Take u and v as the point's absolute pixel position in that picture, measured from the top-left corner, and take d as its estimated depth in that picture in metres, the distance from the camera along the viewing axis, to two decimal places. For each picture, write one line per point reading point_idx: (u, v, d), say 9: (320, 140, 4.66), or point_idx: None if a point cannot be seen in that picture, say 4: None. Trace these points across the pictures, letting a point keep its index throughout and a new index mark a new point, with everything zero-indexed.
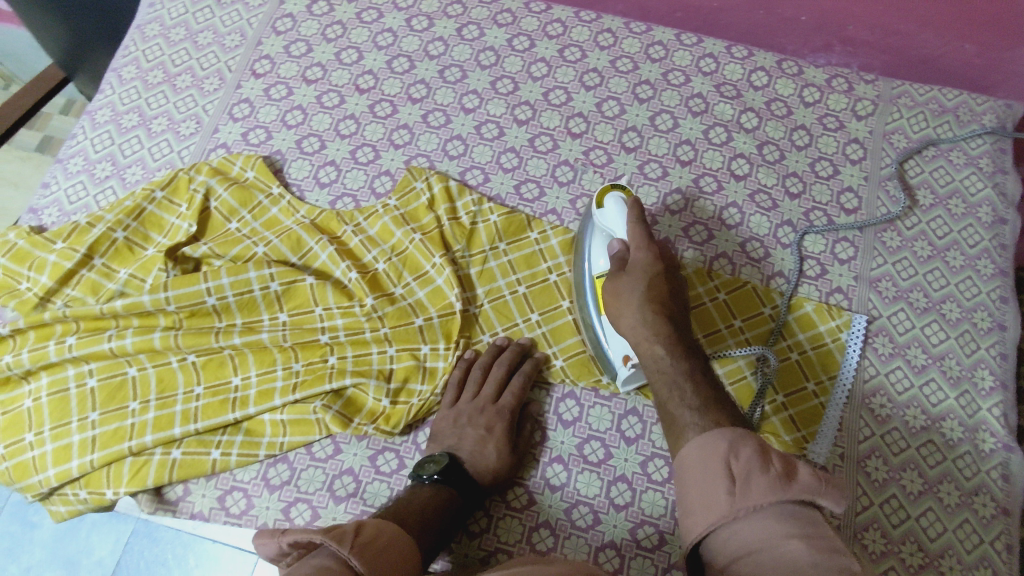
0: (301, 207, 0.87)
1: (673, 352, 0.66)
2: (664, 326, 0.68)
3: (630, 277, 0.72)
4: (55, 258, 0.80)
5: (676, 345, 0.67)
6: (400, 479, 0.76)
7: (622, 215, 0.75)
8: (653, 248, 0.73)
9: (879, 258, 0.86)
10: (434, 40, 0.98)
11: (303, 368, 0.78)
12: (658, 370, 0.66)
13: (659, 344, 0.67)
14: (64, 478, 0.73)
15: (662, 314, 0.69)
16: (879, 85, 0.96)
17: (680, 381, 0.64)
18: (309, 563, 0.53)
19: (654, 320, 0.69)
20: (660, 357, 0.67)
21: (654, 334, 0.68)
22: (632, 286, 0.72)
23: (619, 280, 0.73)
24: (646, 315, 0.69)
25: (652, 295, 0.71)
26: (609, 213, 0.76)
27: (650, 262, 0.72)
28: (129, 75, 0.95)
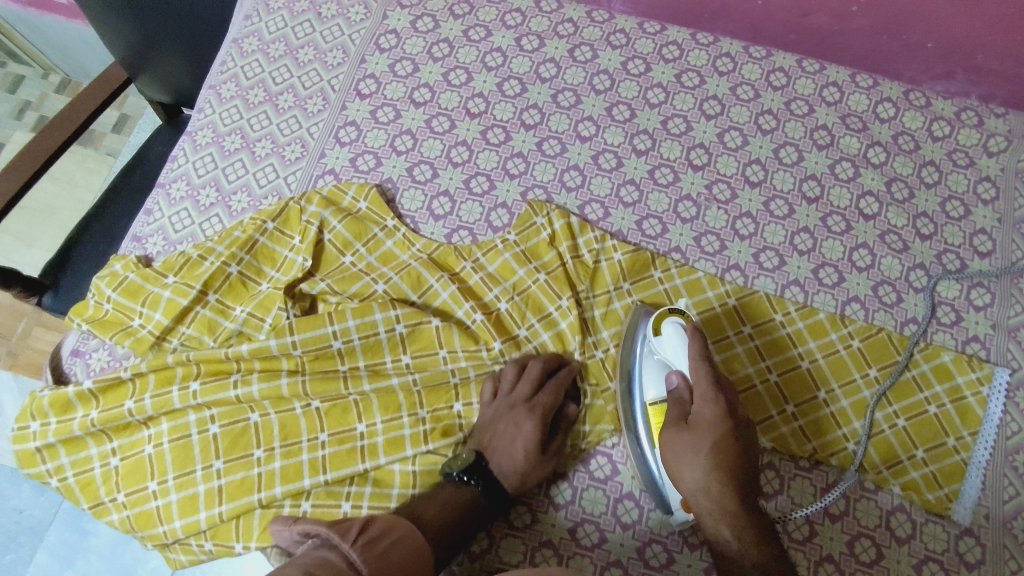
0: (417, 241, 0.84)
1: (740, 531, 0.62)
2: (731, 496, 0.63)
3: (693, 432, 0.67)
4: (169, 294, 0.77)
5: (742, 516, 0.63)
6: (534, 534, 0.74)
7: (683, 350, 0.70)
8: (720, 400, 0.67)
9: (1018, 306, 0.83)
10: (546, 61, 0.94)
11: (429, 415, 0.75)
12: (724, 554, 0.63)
13: (726, 524, 0.63)
14: (191, 530, 0.71)
15: (732, 481, 0.64)
16: (1010, 119, 0.93)
17: (748, 574, 0.61)
18: (313, 556, 0.55)
19: (720, 489, 0.64)
20: (727, 539, 0.63)
21: (720, 508, 0.64)
22: (696, 444, 0.66)
23: (681, 435, 0.67)
24: (711, 482, 0.64)
25: (718, 459, 0.64)
26: (669, 344, 0.71)
27: (718, 416, 0.66)
28: (229, 93, 0.92)
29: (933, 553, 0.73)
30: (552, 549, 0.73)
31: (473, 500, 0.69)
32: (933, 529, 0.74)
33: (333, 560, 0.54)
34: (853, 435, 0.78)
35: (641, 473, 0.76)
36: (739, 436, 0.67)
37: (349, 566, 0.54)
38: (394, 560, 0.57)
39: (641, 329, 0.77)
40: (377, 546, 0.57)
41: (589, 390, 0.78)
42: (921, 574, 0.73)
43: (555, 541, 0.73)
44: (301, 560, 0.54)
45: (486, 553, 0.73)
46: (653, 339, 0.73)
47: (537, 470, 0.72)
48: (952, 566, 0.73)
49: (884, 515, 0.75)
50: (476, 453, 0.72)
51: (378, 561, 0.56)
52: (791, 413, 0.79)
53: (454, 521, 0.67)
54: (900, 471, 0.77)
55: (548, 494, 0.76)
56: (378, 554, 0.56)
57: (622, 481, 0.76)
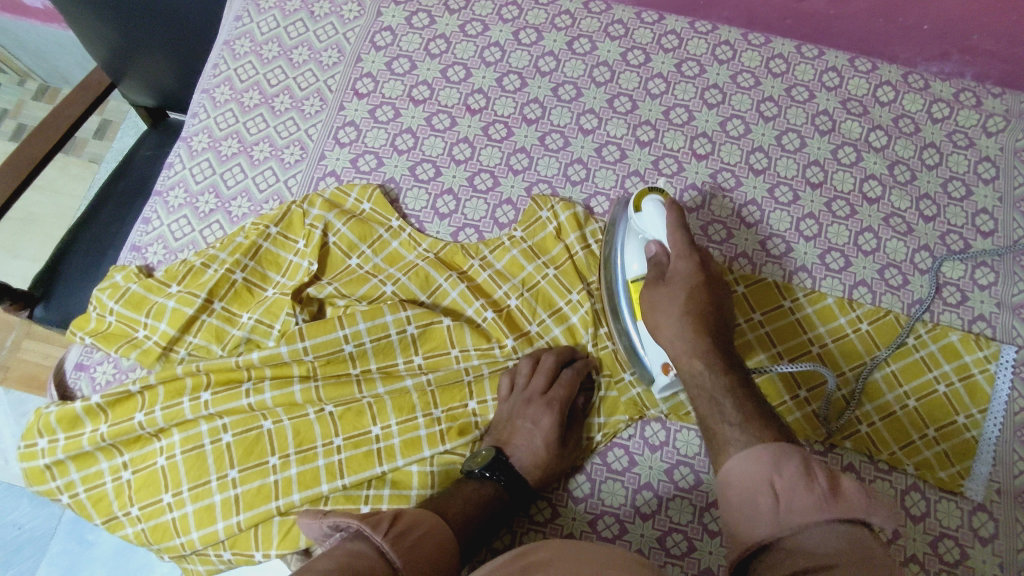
0: (423, 241, 0.83)
1: (712, 368, 0.64)
2: (704, 340, 0.66)
3: (669, 287, 0.69)
4: (175, 303, 0.76)
5: (715, 356, 0.65)
6: (555, 528, 0.74)
7: (661, 221, 0.72)
8: (694, 257, 0.70)
9: (1021, 284, 0.84)
10: (544, 54, 0.93)
11: (444, 415, 0.75)
12: (694, 385, 0.65)
13: (699, 358, 0.65)
14: (209, 541, 0.70)
15: (704, 325, 0.66)
16: (1007, 98, 0.94)
17: (716, 397, 0.62)
18: (345, 549, 0.54)
19: (694, 334, 0.66)
20: (698, 373, 0.64)
21: (693, 347, 0.66)
22: (672, 296, 0.69)
23: (657, 291, 0.70)
24: (685, 328, 0.66)
25: (692, 306, 0.67)
26: (648, 219, 0.72)
27: (693, 271, 0.69)
28: (222, 96, 0.90)
29: (948, 530, 0.74)
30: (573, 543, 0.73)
31: (492, 497, 0.69)
32: (946, 506, 0.75)
33: (366, 554, 0.53)
34: (865, 417, 0.79)
35: (658, 463, 0.76)
36: (713, 291, 0.69)
37: (381, 558, 0.54)
38: (423, 553, 0.57)
39: (622, 216, 0.78)
40: (407, 540, 0.57)
41: (603, 384, 0.78)
42: (937, 550, 0.73)
43: (577, 534, 0.73)
44: (335, 553, 0.53)
45: (508, 550, 0.73)
46: (631, 215, 0.75)
47: (558, 463, 0.73)
48: (966, 542, 0.74)
49: (898, 494, 0.76)
50: (496, 448, 0.72)
51: (410, 554, 0.56)
52: (803, 398, 0.79)
53: (479, 515, 0.67)
54: (913, 450, 0.77)
55: (567, 487, 0.76)
56: (408, 546, 0.56)
57: (640, 472, 0.76)
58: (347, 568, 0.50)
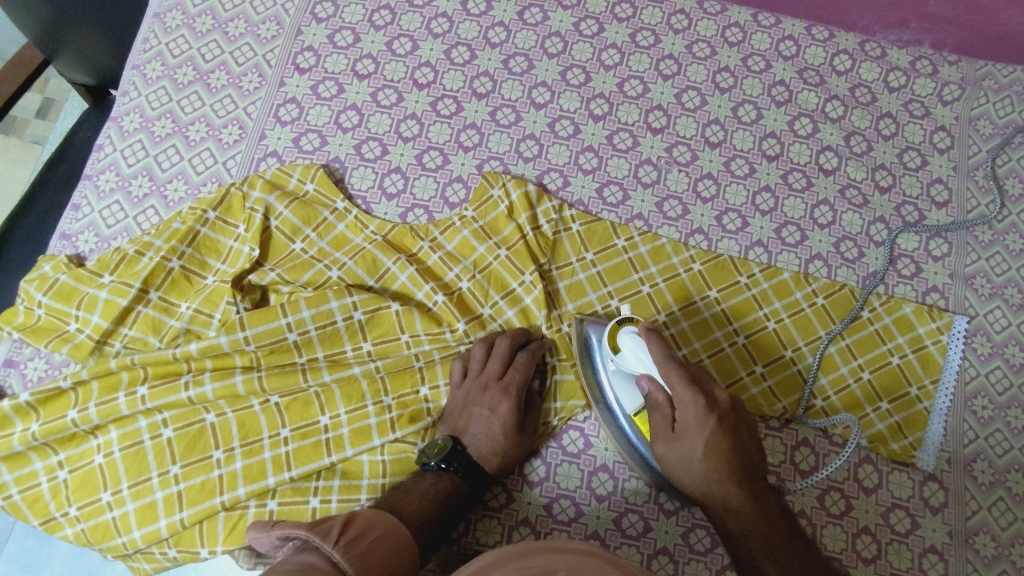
0: (370, 223, 0.80)
1: (745, 528, 0.61)
2: (735, 495, 0.62)
3: (681, 438, 0.64)
4: (107, 294, 0.72)
5: (746, 511, 0.61)
6: (511, 512, 0.73)
7: (647, 356, 0.66)
8: (699, 396, 0.64)
9: (973, 254, 0.85)
10: (494, 25, 0.90)
11: (395, 402, 0.73)
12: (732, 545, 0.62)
13: (732, 521, 0.62)
14: (152, 540, 0.67)
15: (729, 477, 0.62)
16: (963, 66, 0.93)
17: (759, 563, 0.59)
18: (295, 561, 0.51)
19: (719, 487, 0.62)
20: (732, 534, 0.61)
21: (723, 508, 0.62)
22: (693, 449, 0.64)
23: (672, 445, 0.65)
24: (710, 483, 0.63)
25: (712, 458, 0.63)
26: (630, 355, 0.67)
27: (701, 414, 0.64)
28: (154, 73, 0.85)
29: (899, 500, 0.75)
30: (529, 527, 0.72)
31: (451, 490, 0.67)
32: (898, 477, 0.76)
33: (318, 564, 0.51)
34: (820, 391, 0.78)
35: (613, 445, 0.75)
36: (733, 427, 0.64)
37: (334, 568, 0.52)
38: (377, 558, 0.55)
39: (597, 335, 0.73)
40: (360, 546, 0.55)
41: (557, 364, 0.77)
42: (888, 521, 0.74)
43: (532, 518, 0.72)
44: (284, 564, 0.50)
45: (463, 537, 0.72)
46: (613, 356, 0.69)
47: (517, 450, 0.71)
48: (916, 511, 0.75)
49: (851, 467, 0.76)
50: (452, 437, 0.70)
51: (363, 560, 0.54)
52: (760, 373, 0.79)
53: (436, 512, 0.65)
54: (866, 423, 0.77)
55: (523, 472, 0.75)
56: (361, 553, 0.54)
57: (596, 454, 0.75)
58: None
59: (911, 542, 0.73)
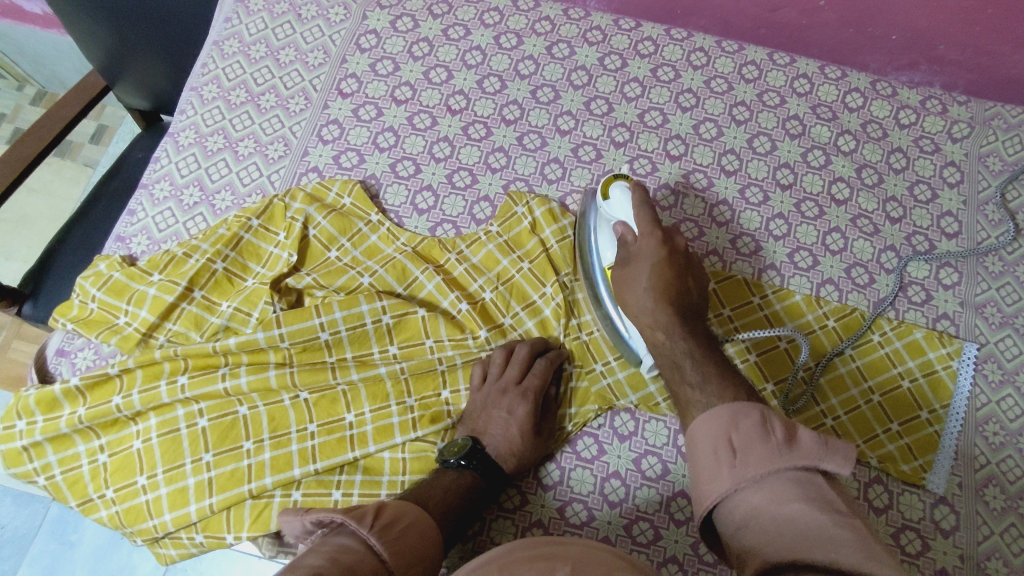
0: (401, 235, 0.85)
1: (672, 336, 0.67)
2: (667, 310, 0.69)
3: (633, 264, 0.72)
4: (155, 291, 0.77)
5: (674, 323, 0.68)
6: (524, 515, 0.75)
7: (628, 202, 0.74)
8: (659, 233, 0.72)
9: (984, 284, 0.87)
10: (524, 58, 0.97)
11: (417, 403, 0.76)
12: (659, 353, 0.68)
13: (659, 329, 0.68)
14: (181, 524, 0.71)
15: (666, 297, 0.69)
16: (973, 106, 0.97)
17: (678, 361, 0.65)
18: (331, 543, 0.55)
19: (657, 306, 0.69)
20: (659, 342, 0.68)
21: (655, 321, 0.69)
22: (639, 272, 0.71)
23: (625, 268, 0.73)
24: (648, 301, 0.70)
25: (657, 280, 0.70)
26: (617, 203, 0.75)
27: (656, 248, 0.71)
28: (210, 94, 0.93)
29: (910, 521, 0.76)
30: (542, 529, 0.74)
31: (469, 486, 0.70)
32: (908, 498, 0.77)
33: (353, 547, 0.54)
34: (830, 410, 0.80)
35: (626, 453, 0.77)
36: (681, 267, 0.72)
37: (368, 551, 0.55)
38: (408, 543, 0.58)
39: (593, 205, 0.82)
40: (393, 532, 0.58)
41: (574, 374, 0.80)
42: (898, 542, 0.75)
43: (545, 521, 0.74)
44: (322, 546, 0.53)
45: (477, 537, 0.74)
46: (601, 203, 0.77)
47: (533, 451, 0.74)
48: (928, 533, 0.75)
49: (861, 486, 0.77)
50: (472, 438, 0.73)
51: (395, 544, 0.57)
52: (771, 392, 0.81)
53: (454, 507, 0.68)
54: (876, 444, 0.79)
55: (537, 475, 0.77)
56: (394, 538, 0.57)
57: (609, 461, 0.77)
58: (338, 562, 0.51)
59: (922, 564, 0.73)
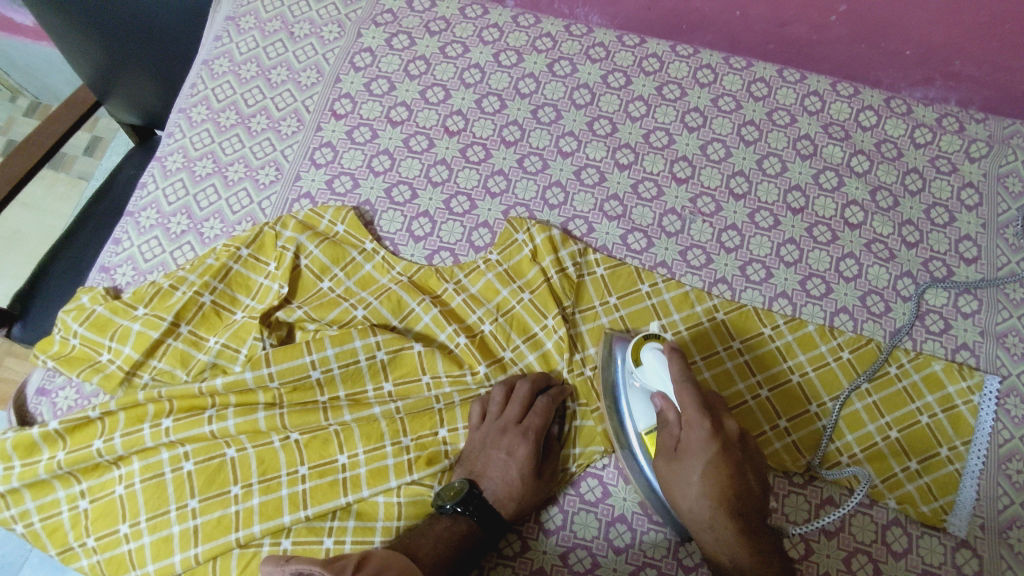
0: (397, 264, 0.82)
1: (741, 562, 0.62)
2: (727, 523, 0.63)
3: (683, 459, 0.65)
4: (140, 326, 0.74)
5: (739, 540, 0.62)
6: (526, 562, 0.71)
7: (665, 373, 0.67)
8: (708, 422, 0.64)
9: (1005, 312, 0.83)
10: (524, 76, 0.93)
11: (413, 443, 0.73)
12: (725, 575, 0.63)
13: (724, 549, 0.63)
14: (165, 574, 0.67)
15: (724, 503, 0.63)
16: (991, 124, 0.93)
17: None
18: None
19: (715, 515, 0.63)
20: (725, 564, 0.63)
21: (716, 535, 0.63)
22: (689, 471, 0.65)
23: (673, 465, 0.66)
24: (705, 508, 0.64)
25: (714, 482, 0.63)
26: (651, 373, 0.67)
27: (707, 440, 0.64)
28: (199, 116, 0.90)
29: (931, 567, 0.72)
30: None
31: (467, 534, 0.67)
32: (929, 542, 0.73)
33: None
34: (845, 448, 0.77)
35: (632, 495, 0.74)
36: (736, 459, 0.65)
37: None
38: None
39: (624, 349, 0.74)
40: None
41: (578, 411, 0.77)
42: None
43: (547, 568, 0.71)
44: None
45: None
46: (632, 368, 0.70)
47: (535, 496, 0.70)
48: None
49: (879, 529, 0.74)
50: (469, 481, 0.70)
51: None
52: (784, 428, 0.77)
53: (450, 557, 0.65)
54: (895, 484, 0.75)
55: (539, 520, 0.73)
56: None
57: (614, 504, 0.74)
58: None
59: None
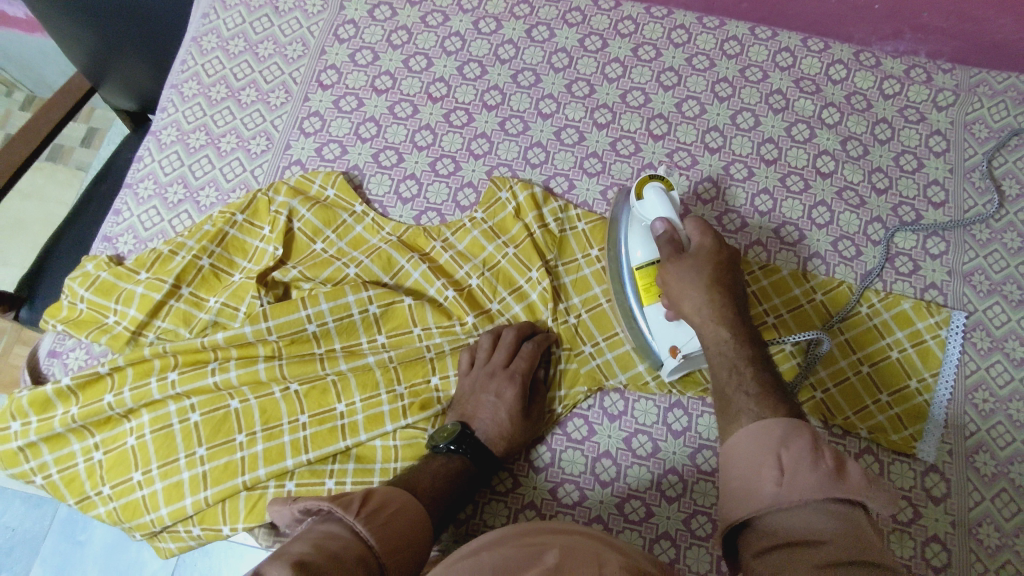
0: (386, 224, 0.85)
1: (736, 337, 0.65)
2: (730, 311, 0.66)
3: (690, 261, 0.68)
4: (143, 290, 0.78)
5: (739, 326, 0.66)
6: (517, 497, 0.75)
7: (668, 205, 0.71)
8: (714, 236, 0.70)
9: (971, 252, 0.87)
10: (504, 43, 0.96)
11: (407, 391, 0.77)
12: (717, 351, 0.65)
13: (724, 327, 0.66)
14: (178, 517, 0.72)
15: (726, 298, 0.67)
16: (958, 74, 0.96)
17: (739, 365, 0.63)
18: (319, 530, 0.55)
19: (720, 306, 0.67)
20: (723, 339, 0.65)
21: (719, 318, 0.66)
22: (695, 270, 0.68)
23: (681, 263, 0.68)
24: (711, 300, 0.67)
25: (716, 279, 0.68)
26: (650, 204, 0.72)
27: (713, 249, 0.69)
28: (190, 91, 0.93)
29: (901, 490, 0.76)
30: (534, 510, 0.75)
31: (460, 469, 0.71)
32: (899, 467, 0.77)
33: (340, 534, 0.55)
34: (819, 383, 0.80)
35: (617, 432, 0.78)
36: (732, 267, 0.70)
37: (355, 539, 0.55)
38: (396, 529, 0.59)
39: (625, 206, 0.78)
40: (380, 518, 0.58)
41: (563, 356, 0.80)
42: (889, 511, 0.75)
43: (537, 502, 0.75)
44: (309, 533, 0.54)
45: (470, 520, 0.75)
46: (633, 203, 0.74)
47: (523, 434, 0.74)
48: (918, 501, 0.75)
49: (851, 458, 0.78)
50: (461, 423, 0.74)
51: (381, 531, 0.57)
52: None
53: (447, 491, 0.69)
54: (867, 415, 0.79)
55: (528, 458, 0.77)
56: (381, 524, 0.58)
57: (600, 441, 0.78)
58: (322, 550, 0.51)
59: (913, 531, 0.74)
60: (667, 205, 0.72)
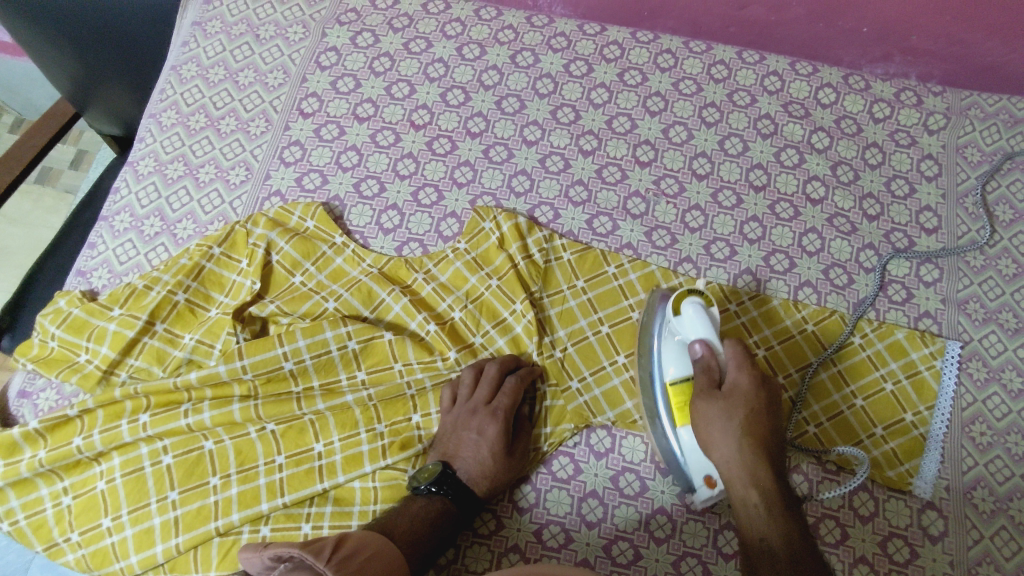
0: (367, 256, 0.83)
1: (768, 503, 0.61)
2: (763, 467, 0.62)
3: (724, 401, 0.65)
4: (116, 327, 0.76)
5: (773, 488, 0.62)
6: (501, 540, 0.73)
7: (707, 323, 0.68)
8: (754, 371, 0.66)
9: (965, 279, 0.85)
10: (488, 69, 0.95)
11: (388, 430, 0.75)
12: (747, 519, 0.61)
13: (755, 489, 0.62)
14: (148, 565, 0.69)
15: (760, 450, 0.63)
16: (948, 96, 0.95)
17: (769, 536, 0.59)
18: None
19: (751, 459, 0.63)
20: (753, 504, 0.61)
21: (751, 474, 0.62)
22: (726, 412, 0.65)
23: (713, 402, 0.66)
24: (743, 452, 0.63)
25: (749, 428, 0.64)
26: (688, 322, 0.68)
27: (752, 387, 0.65)
28: (169, 121, 0.91)
29: (897, 529, 0.73)
30: (518, 554, 0.72)
31: (441, 512, 0.68)
32: (895, 505, 0.74)
33: None
34: (812, 418, 0.78)
35: (604, 471, 0.76)
36: (770, 408, 0.66)
37: None
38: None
39: (660, 312, 0.75)
40: (352, 565, 0.56)
41: (547, 391, 0.78)
42: (886, 551, 0.72)
43: (521, 545, 0.73)
44: None
45: (451, 565, 0.72)
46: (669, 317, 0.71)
47: (507, 474, 0.72)
48: (915, 541, 0.73)
49: (846, 495, 0.75)
50: (442, 462, 0.71)
51: None
52: None
53: (427, 536, 0.66)
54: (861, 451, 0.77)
55: (512, 498, 0.75)
56: (353, 571, 0.55)
57: (586, 480, 0.75)
58: None
59: (911, 572, 0.71)
60: (706, 326, 0.68)
